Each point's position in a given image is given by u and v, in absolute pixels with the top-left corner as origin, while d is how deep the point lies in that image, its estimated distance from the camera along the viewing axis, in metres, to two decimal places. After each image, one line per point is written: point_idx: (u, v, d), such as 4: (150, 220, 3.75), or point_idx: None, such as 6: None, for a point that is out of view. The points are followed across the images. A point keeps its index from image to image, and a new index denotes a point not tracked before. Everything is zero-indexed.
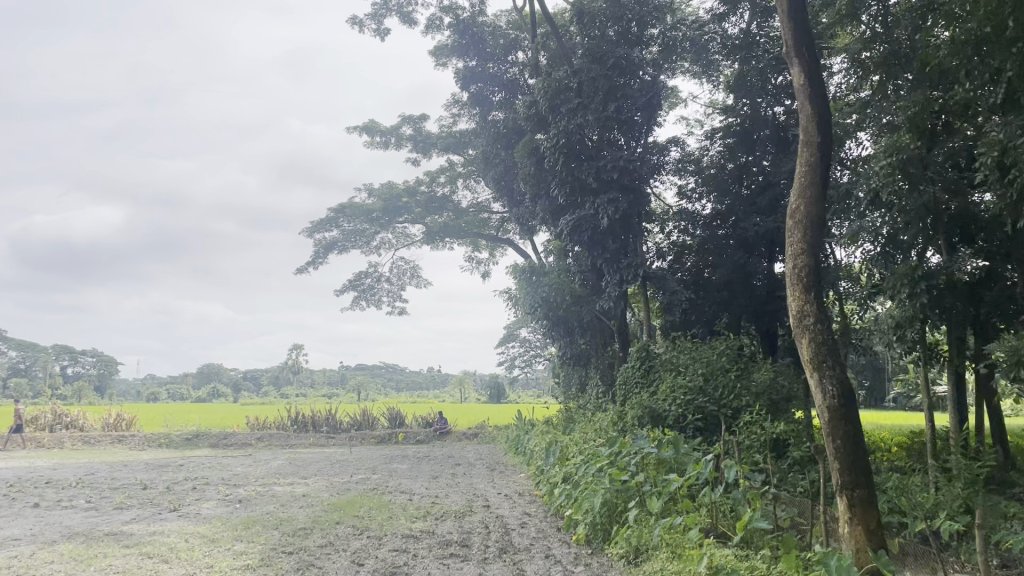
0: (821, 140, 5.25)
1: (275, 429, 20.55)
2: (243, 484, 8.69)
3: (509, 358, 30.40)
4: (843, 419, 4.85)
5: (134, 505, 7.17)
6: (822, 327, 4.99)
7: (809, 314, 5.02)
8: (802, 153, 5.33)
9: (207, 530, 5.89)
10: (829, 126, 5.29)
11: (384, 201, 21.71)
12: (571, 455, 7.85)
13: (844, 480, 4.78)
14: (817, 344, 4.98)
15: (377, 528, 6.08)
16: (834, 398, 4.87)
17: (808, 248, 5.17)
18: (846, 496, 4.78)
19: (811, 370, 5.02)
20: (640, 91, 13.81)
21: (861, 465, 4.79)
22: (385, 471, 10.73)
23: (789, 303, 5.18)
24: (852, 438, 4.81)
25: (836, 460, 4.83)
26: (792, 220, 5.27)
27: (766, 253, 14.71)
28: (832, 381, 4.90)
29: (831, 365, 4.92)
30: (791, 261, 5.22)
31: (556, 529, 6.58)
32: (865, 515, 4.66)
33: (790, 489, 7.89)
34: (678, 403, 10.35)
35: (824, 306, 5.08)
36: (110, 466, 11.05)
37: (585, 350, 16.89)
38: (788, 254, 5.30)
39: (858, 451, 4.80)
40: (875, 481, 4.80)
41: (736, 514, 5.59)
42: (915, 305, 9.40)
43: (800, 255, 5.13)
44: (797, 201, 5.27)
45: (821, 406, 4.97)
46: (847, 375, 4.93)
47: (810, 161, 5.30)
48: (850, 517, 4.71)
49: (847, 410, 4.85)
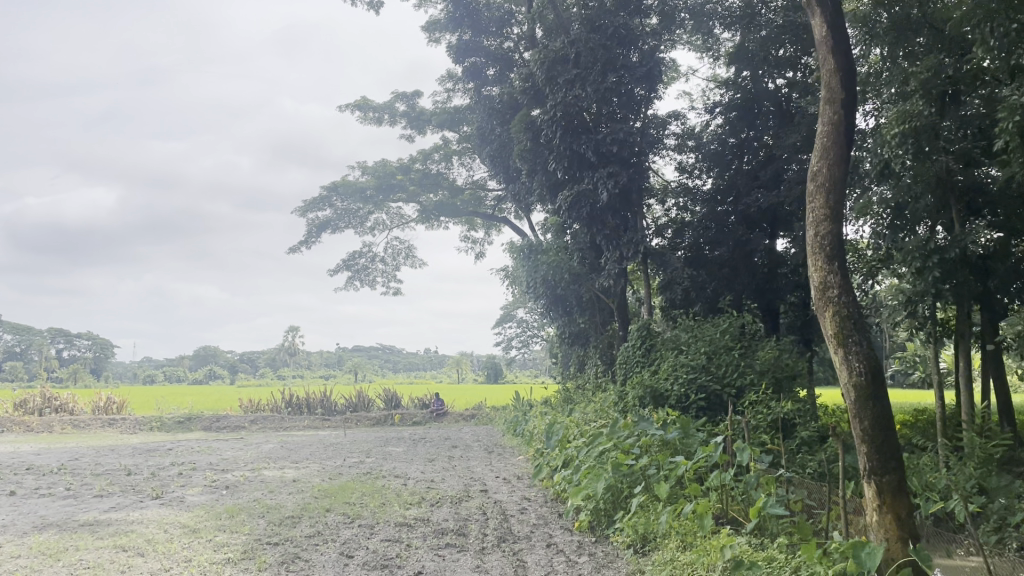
0: (844, 98, 4.91)
1: (269, 411, 20.24)
2: (231, 469, 8.37)
3: (506, 338, 30.17)
4: (872, 399, 4.52)
5: (115, 493, 6.85)
6: (848, 300, 4.66)
7: (834, 286, 4.69)
8: (823, 111, 4.98)
9: (188, 519, 5.57)
10: (853, 82, 4.94)
11: (377, 179, 21.30)
12: (572, 437, 7.55)
13: (873, 465, 4.46)
14: (841, 318, 4.65)
15: (369, 516, 5.76)
16: (862, 376, 4.55)
17: (830, 215, 4.85)
18: (874, 483, 4.47)
19: (835, 346, 4.69)
20: (640, 62, 13.41)
21: (891, 450, 4.47)
22: (380, 454, 10.43)
23: (811, 275, 4.84)
24: (881, 420, 4.49)
25: (863, 444, 4.52)
26: (814, 184, 4.94)
27: (769, 229, 14.43)
28: (858, 357, 4.57)
29: (858, 340, 4.58)
30: (812, 229, 4.90)
31: (556, 515, 6.27)
32: (896, 503, 4.35)
33: (799, 470, 7.64)
34: (680, 382, 10.03)
35: (849, 278, 4.76)
36: (97, 451, 10.72)
37: (583, 330, 16.57)
38: (808, 221, 4.96)
39: (888, 434, 4.49)
40: (905, 466, 4.49)
41: (750, 501, 5.27)
42: (927, 279, 9.11)
43: (823, 222, 4.81)
44: (820, 164, 4.93)
45: (846, 385, 4.64)
46: (875, 351, 4.60)
47: (832, 119, 4.95)
48: (880, 505, 4.41)
49: (875, 389, 4.53)
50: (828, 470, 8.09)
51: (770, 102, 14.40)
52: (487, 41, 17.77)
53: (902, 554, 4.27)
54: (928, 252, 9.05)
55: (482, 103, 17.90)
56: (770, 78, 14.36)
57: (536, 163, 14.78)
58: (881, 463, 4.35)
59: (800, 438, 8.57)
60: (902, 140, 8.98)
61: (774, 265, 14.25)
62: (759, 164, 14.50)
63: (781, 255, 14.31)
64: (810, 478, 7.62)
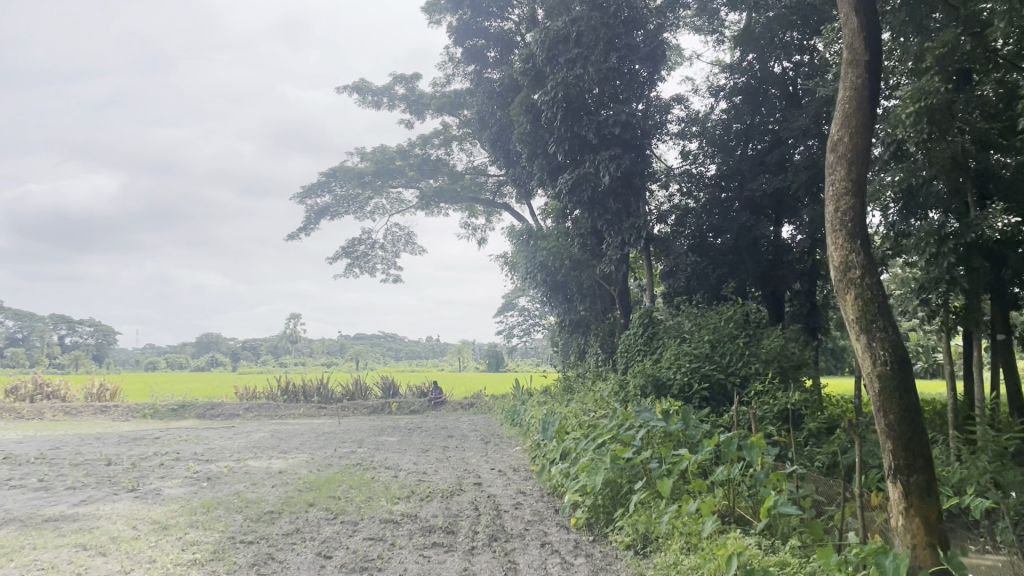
0: (869, 59, 4.55)
1: (264, 398, 19.91)
2: (216, 460, 8.03)
3: (508, 327, 29.89)
4: (898, 390, 4.17)
5: (90, 485, 6.51)
6: (871, 282, 4.31)
7: (856, 268, 4.34)
8: (845, 74, 4.63)
9: (159, 514, 5.24)
10: (878, 42, 4.60)
11: (376, 164, 20.89)
12: (570, 428, 7.21)
13: (899, 464, 4.13)
14: (864, 302, 4.30)
15: (353, 512, 5.42)
16: (888, 365, 4.20)
17: (852, 189, 4.51)
18: (900, 483, 4.14)
19: (857, 333, 4.33)
20: (644, 42, 13.03)
21: (920, 446, 4.13)
22: (373, 444, 10.09)
23: (830, 254, 4.51)
24: (908, 414, 4.15)
25: (888, 440, 4.18)
26: (834, 154, 4.60)
27: (774, 216, 14.07)
28: (883, 345, 4.22)
29: (883, 325, 4.24)
30: (832, 203, 4.56)
31: (550, 510, 5.92)
32: (924, 506, 4.03)
33: (806, 464, 7.30)
34: (683, 371, 9.68)
35: (872, 259, 4.41)
36: (83, 439, 10.40)
37: (584, 317, 16.22)
38: (828, 195, 4.63)
39: (916, 429, 4.14)
40: (933, 466, 4.16)
41: (759, 498, 4.91)
42: (940, 266, 8.74)
43: (844, 197, 4.46)
44: (841, 132, 4.59)
45: (869, 376, 4.30)
46: (900, 339, 4.25)
47: (855, 82, 4.60)
48: (907, 508, 4.08)
49: (902, 379, 4.18)
50: (837, 464, 7.75)
51: (776, 86, 14.06)
52: (487, 22, 17.38)
53: (931, 562, 3.94)
54: (944, 237, 8.67)
55: (483, 87, 17.49)
56: (776, 62, 13.98)
57: (536, 146, 14.41)
58: (908, 464, 4.02)
59: (809, 430, 8.21)
60: (917, 120, 8.59)
61: (778, 253, 13.89)
62: (764, 149, 14.13)
63: (787, 243, 13.94)
64: (818, 473, 7.26)
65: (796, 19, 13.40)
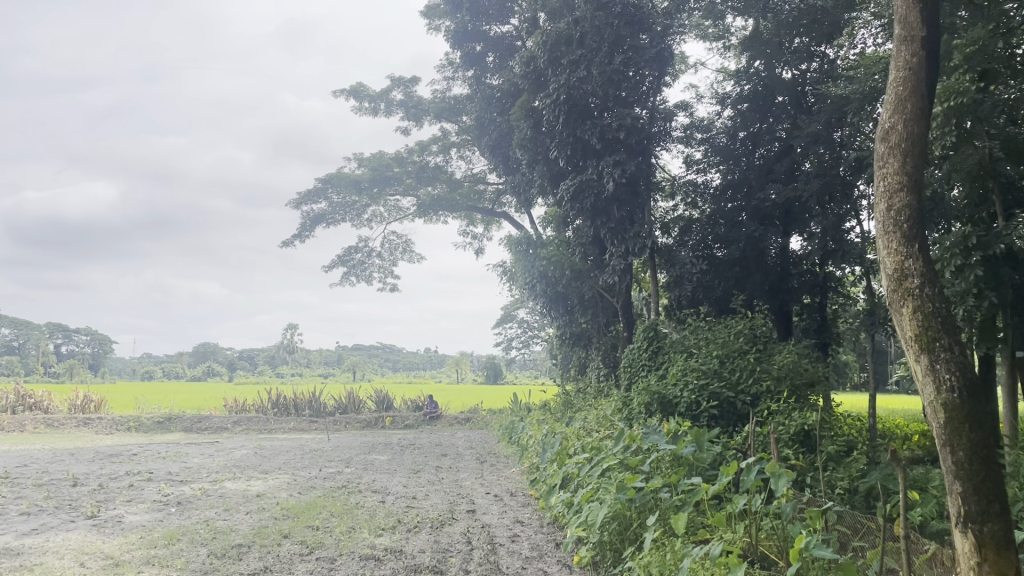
0: (925, 37, 4.43)
1: (254, 411, 19.37)
2: (191, 481, 7.48)
3: (506, 338, 29.43)
4: (967, 421, 3.94)
5: (46, 510, 5.95)
6: (932, 294, 4.14)
7: (914, 276, 4.18)
8: (898, 53, 4.53)
9: (113, 548, 4.68)
10: (936, 21, 4.47)
11: (373, 171, 20.42)
12: (572, 451, 6.67)
13: (971, 509, 3.89)
14: (925, 315, 4.12)
15: (331, 546, 4.88)
16: (953, 392, 3.99)
17: (907, 185, 4.37)
18: (972, 531, 3.89)
19: (917, 352, 4.14)
20: (650, 45, 12.55)
21: (993, 489, 3.89)
22: (362, 463, 9.53)
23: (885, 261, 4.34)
24: (979, 449, 3.92)
25: (957, 479, 3.95)
26: (886, 145, 4.47)
27: (781, 227, 13.56)
28: (949, 367, 4.02)
29: (948, 346, 4.03)
30: (885, 201, 4.43)
31: (551, 544, 5.36)
32: (1002, 559, 3.76)
33: (825, 490, 6.77)
34: (690, 389, 9.15)
35: (931, 266, 4.24)
36: (56, 455, 9.84)
37: (585, 330, 15.68)
38: (880, 192, 4.49)
39: (989, 467, 3.91)
40: (1008, 510, 3.90)
41: (786, 536, 4.37)
42: (968, 279, 8.14)
43: (898, 193, 4.34)
44: (893, 120, 4.47)
45: (932, 403, 4.09)
46: (966, 360, 4.05)
47: (909, 62, 4.49)
48: (981, 562, 3.82)
49: (971, 407, 3.96)
50: (856, 488, 7.23)
51: (785, 93, 13.61)
52: (488, 26, 16.97)
53: None
54: (969, 248, 8.13)
55: (483, 93, 17.04)
56: (785, 68, 13.54)
57: (537, 152, 13.92)
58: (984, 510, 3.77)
59: (827, 453, 7.68)
60: (944, 120, 8.12)
61: (786, 264, 13.43)
62: (773, 156, 13.67)
63: (794, 255, 13.48)
64: (842, 503, 6.69)
65: (807, 23, 13.11)
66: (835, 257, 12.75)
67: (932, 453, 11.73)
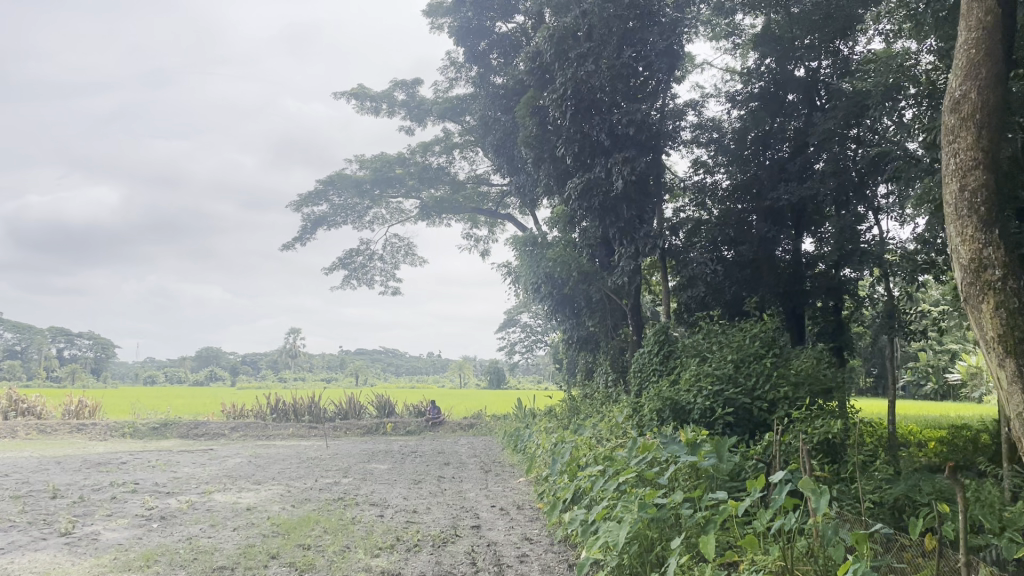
0: (993, 23, 5.40)
1: (253, 417, 18.97)
2: (178, 493, 7.04)
3: (510, 343, 29.07)
4: None
5: (16, 526, 5.52)
6: (1015, 292, 4.93)
7: (997, 269, 4.99)
8: (969, 35, 5.48)
9: (80, 572, 4.24)
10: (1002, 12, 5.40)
11: (375, 172, 20.03)
12: (582, 462, 6.22)
13: None
14: (1010, 306, 4.91)
15: (322, 568, 4.45)
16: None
17: (981, 167, 5.27)
18: None
19: (1004, 349, 4.90)
20: (660, 36, 12.13)
21: None
22: (360, 473, 9.08)
23: (963, 250, 5.18)
24: None
25: None
26: (960, 122, 5.39)
27: (794, 228, 13.10)
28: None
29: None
30: (959, 180, 5.32)
31: (563, 566, 4.89)
32: None
33: (853, 500, 6.34)
34: (704, 395, 8.70)
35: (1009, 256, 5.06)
36: (42, 464, 9.42)
37: (592, 334, 15.23)
38: (951, 169, 5.39)
39: None
40: None
41: (828, 561, 3.92)
42: None
43: (975, 173, 5.22)
44: (967, 92, 5.41)
45: (1019, 405, 4.80)
46: None
47: (978, 45, 5.45)
48: None
49: None
50: (886, 502, 6.79)
51: (797, 90, 13.21)
52: (491, 23, 16.61)
53: None
54: None
55: (486, 92, 16.66)
56: (798, 64, 13.14)
57: (543, 150, 13.51)
58: None
59: (852, 464, 7.22)
60: None
61: (799, 265, 12.99)
62: (785, 156, 13.23)
63: (806, 257, 13.08)
64: (874, 518, 6.24)
65: (819, 19, 12.73)
66: (852, 258, 12.27)
67: (952, 460, 11.28)
